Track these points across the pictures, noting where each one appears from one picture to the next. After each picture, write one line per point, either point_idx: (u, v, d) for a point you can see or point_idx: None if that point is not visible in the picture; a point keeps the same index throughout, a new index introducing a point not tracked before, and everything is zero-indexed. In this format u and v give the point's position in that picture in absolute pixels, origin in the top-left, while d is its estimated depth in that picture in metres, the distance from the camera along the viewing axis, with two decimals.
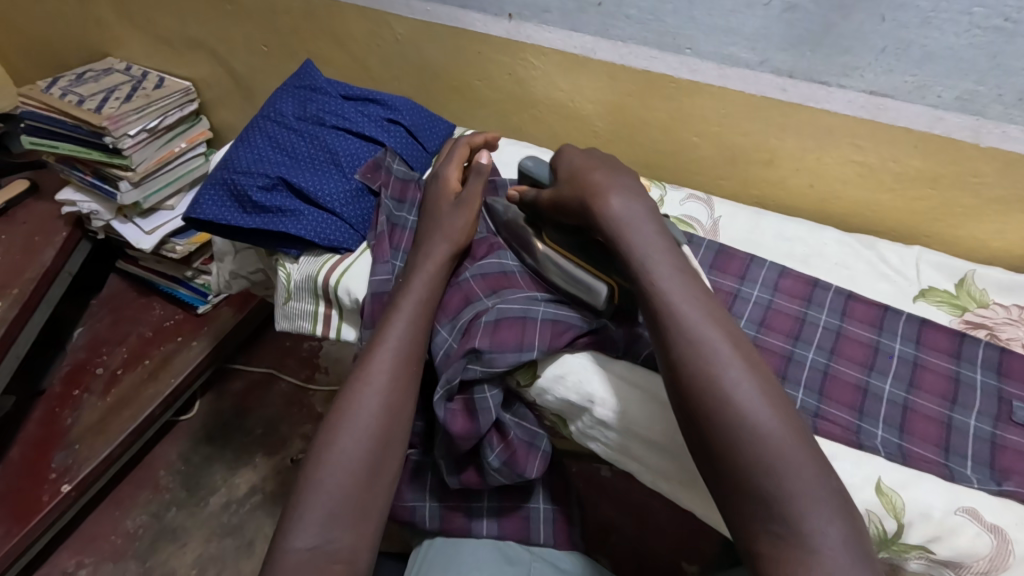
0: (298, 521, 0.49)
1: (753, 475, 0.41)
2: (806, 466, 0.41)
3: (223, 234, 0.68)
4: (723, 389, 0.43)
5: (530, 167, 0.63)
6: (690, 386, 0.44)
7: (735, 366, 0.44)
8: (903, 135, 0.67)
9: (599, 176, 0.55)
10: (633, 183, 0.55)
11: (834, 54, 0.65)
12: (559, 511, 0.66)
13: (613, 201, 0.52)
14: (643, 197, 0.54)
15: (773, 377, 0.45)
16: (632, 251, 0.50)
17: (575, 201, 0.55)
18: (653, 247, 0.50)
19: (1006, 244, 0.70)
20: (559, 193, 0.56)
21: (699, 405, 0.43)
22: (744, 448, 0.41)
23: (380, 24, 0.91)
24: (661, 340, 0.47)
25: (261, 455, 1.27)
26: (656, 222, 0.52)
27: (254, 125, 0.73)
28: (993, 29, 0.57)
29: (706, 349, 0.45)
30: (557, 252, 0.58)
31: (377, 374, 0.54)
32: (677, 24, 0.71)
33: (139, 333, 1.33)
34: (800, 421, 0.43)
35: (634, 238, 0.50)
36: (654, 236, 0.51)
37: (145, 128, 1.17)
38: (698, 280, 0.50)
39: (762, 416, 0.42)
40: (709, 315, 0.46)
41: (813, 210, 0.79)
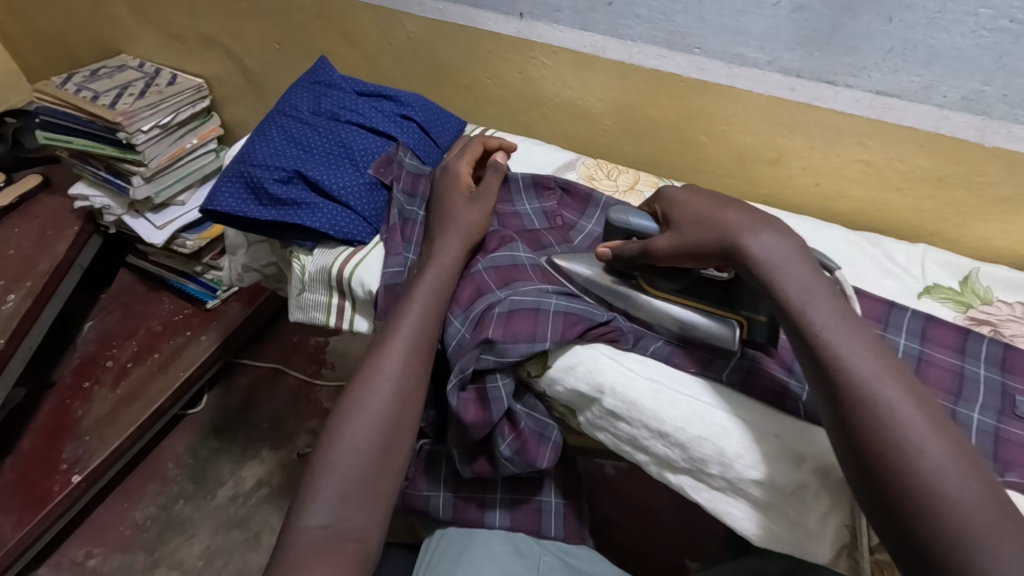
0: (311, 500, 0.50)
1: (941, 547, 0.37)
2: (1009, 541, 0.37)
3: (239, 226, 0.69)
4: (904, 448, 0.40)
5: (623, 220, 0.60)
6: (864, 444, 0.41)
7: (918, 423, 0.41)
8: (909, 135, 0.68)
9: (735, 217, 0.53)
10: (773, 220, 0.53)
11: (840, 55, 0.66)
12: (569, 505, 0.67)
13: (761, 242, 0.51)
14: (789, 235, 0.52)
15: (961, 439, 0.41)
16: (788, 295, 0.48)
17: (714, 242, 0.53)
18: (813, 294, 0.47)
19: (1011, 243, 0.71)
20: (687, 236, 0.54)
21: (876, 463, 0.41)
22: (931, 516, 0.38)
23: (393, 22, 0.92)
24: (828, 392, 0.44)
25: (268, 449, 1.28)
26: (811, 265, 0.50)
27: (270, 120, 0.74)
28: (999, 30, 0.58)
29: (881, 406, 0.42)
30: (669, 299, 0.57)
31: (390, 359, 0.56)
32: (686, 23, 0.72)
33: (149, 327, 1.35)
34: (996, 487, 0.39)
35: (789, 285, 0.48)
36: (810, 279, 0.48)
37: (158, 124, 1.19)
38: (866, 328, 0.47)
39: (949, 480, 0.39)
40: (885, 368, 0.43)
41: (819, 208, 0.79)
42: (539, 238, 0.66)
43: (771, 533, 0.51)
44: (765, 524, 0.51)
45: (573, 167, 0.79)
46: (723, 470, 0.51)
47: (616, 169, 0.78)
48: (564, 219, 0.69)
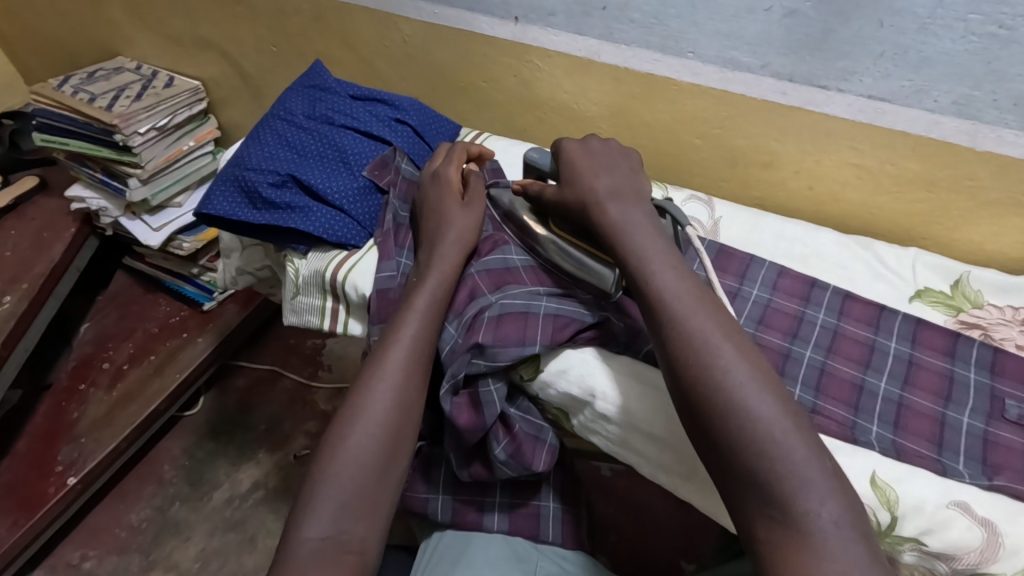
0: (310, 511, 0.50)
1: (746, 460, 0.41)
2: (802, 446, 0.41)
3: (234, 230, 0.69)
4: (714, 374, 0.44)
5: (534, 159, 0.65)
6: (683, 375, 0.45)
7: (728, 352, 0.45)
8: (901, 139, 0.69)
9: (602, 182, 0.57)
10: (629, 182, 0.58)
11: (833, 59, 0.66)
12: (568, 510, 0.67)
13: (611, 208, 0.55)
14: (642, 203, 0.56)
15: (766, 363, 0.46)
16: (628, 247, 0.52)
17: (578, 204, 0.57)
18: (647, 244, 0.52)
19: (1002, 247, 0.72)
20: (562, 196, 0.59)
21: (695, 391, 0.44)
22: (738, 432, 0.42)
23: (389, 26, 0.93)
24: (657, 332, 0.48)
25: (264, 451, 1.28)
26: (651, 221, 0.55)
27: (264, 123, 0.75)
28: (988, 35, 0.59)
29: (697, 339, 0.46)
30: (563, 237, 0.60)
31: (392, 369, 0.55)
32: (679, 28, 0.72)
33: (146, 329, 1.35)
34: (793, 402, 0.44)
35: (632, 237, 0.53)
36: (650, 236, 0.53)
37: (154, 127, 1.19)
38: (693, 274, 0.51)
39: (753, 398, 0.43)
40: (700, 307, 0.48)
41: (813, 211, 0.80)
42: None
43: None
44: None
45: None
46: None
47: None
48: None
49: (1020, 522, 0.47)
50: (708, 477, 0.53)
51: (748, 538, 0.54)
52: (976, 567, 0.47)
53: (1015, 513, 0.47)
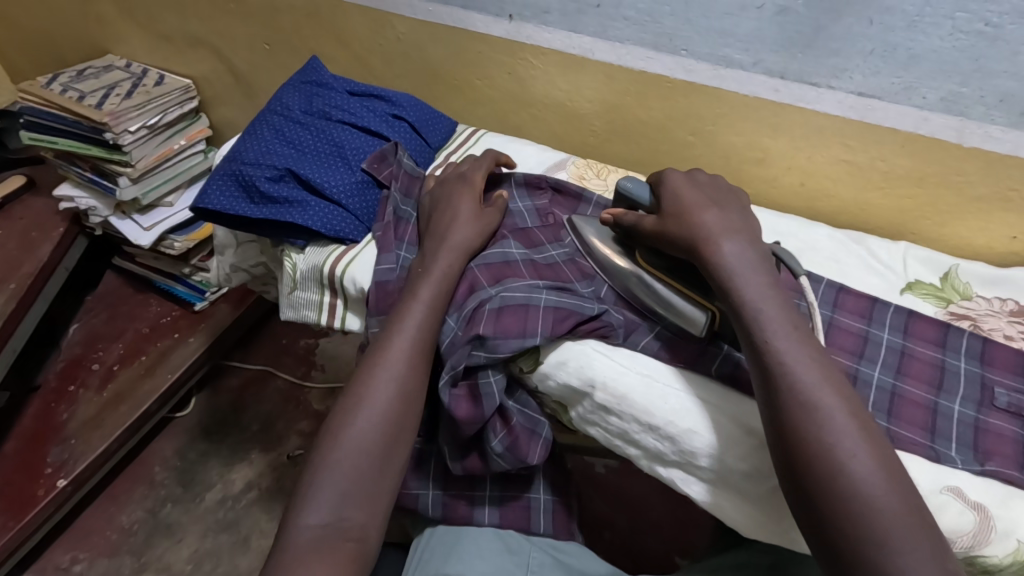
0: (310, 499, 0.51)
1: (858, 546, 0.42)
2: (919, 543, 0.41)
3: (230, 225, 0.69)
4: (836, 454, 0.44)
5: (632, 190, 0.63)
6: (801, 449, 0.45)
7: (851, 432, 0.45)
8: (890, 136, 0.70)
9: (711, 219, 0.56)
10: (743, 227, 0.57)
11: (823, 56, 0.68)
12: (558, 502, 0.67)
13: (725, 249, 0.54)
14: (754, 247, 0.55)
15: (888, 447, 0.45)
16: (743, 300, 0.51)
17: (682, 237, 0.56)
18: (767, 301, 0.51)
19: (988, 242, 0.73)
20: (664, 226, 0.57)
21: (812, 468, 0.44)
22: (854, 518, 0.42)
23: (383, 24, 0.93)
24: (772, 396, 0.48)
25: (257, 451, 1.27)
26: (768, 273, 0.53)
27: (261, 118, 0.75)
28: (974, 32, 0.60)
29: (821, 414, 0.46)
30: (653, 275, 0.59)
31: (394, 359, 0.55)
32: (673, 25, 0.73)
33: (136, 329, 1.33)
34: (912, 491, 0.44)
35: (748, 289, 0.52)
36: (766, 288, 0.52)
37: (145, 125, 1.18)
38: (812, 338, 0.50)
39: (874, 485, 0.43)
40: (825, 378, 0.47)
41: (803, 207, 0.81)
42: (530, 235, 0.66)
43: (748, 519, 0.53)
44: (753, 515, 0.53)
45: (563, 166, 0.80)
46: (711, 462, 0.53)
47: (606, 169, 0.79)
48: (555, 217, 0.70)
49: (1013, 506, 0.48)
50: (707, 467, 0.53)
51: (745, 531, 0.54)
52: (969, 550, 0.48)
53: (1007, 498, 0.48)
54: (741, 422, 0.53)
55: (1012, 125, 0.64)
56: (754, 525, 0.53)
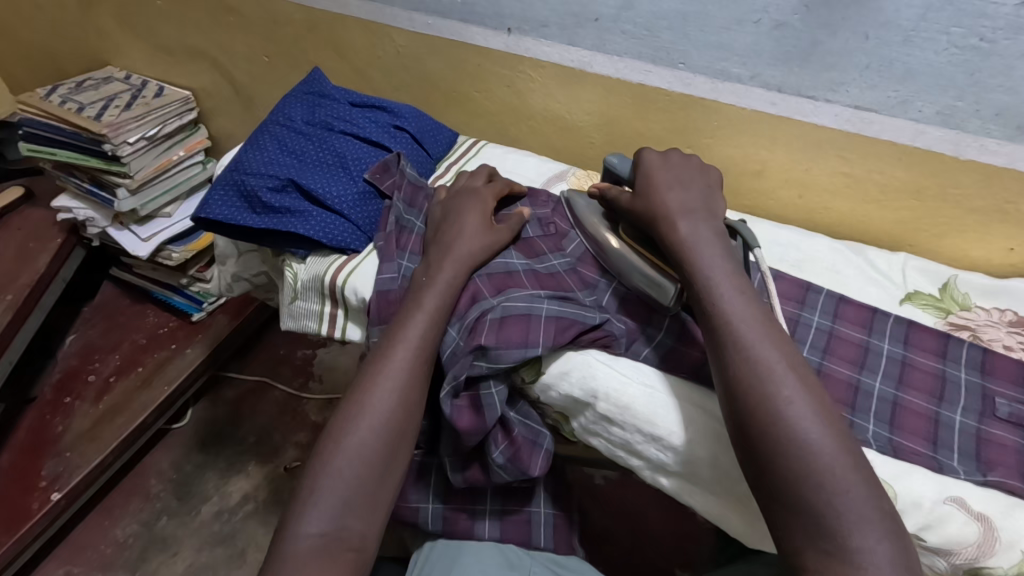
0: (309, 508, 0.50)
1: (799, 494, 0.43)
2: (856, 483, 0.43)
3: (232, 235, 0.69)
4: (776, 404, 0.45)
5: (615, 163, 0.65)
6: (743, 400, 0.46)
7: (790, 381, 0.46)
8: (888, 148, 0.71)
9: (670, 195, 0.58)
10: (702, 201, 0.59)
11: (820, 71, 0.68)
12: (559, 515, 0.67)
13: (680, 223, 0.56)
14: (711, 220, 0.57)
15: (827, 397, 0.47)
16: (694, 267, 0.53)
17: (646, 216, 0.58)
18: (715, 266, 0.53)
19: (985, 254, 0.74)
20: (632, 206, 0.60)
21: (754, 417, 0.46)
22: (793, 463, 0.44)
23: (383, 36, 0.93)
24: (720, 358, 0.49)
25: (254, 463, 1.26)
26: (720, 241, 0.55)
27: (263, 129, 0.75)
28: (969, 47, 0.61)
29: (764, 371, 0.47)
30: (630, 245, 0.61)
31: (396, 367, 0.55)
32: (672, 39, 0.74)
33: (133, 340, 1.33)
34: (849, 437, 0.45)
35: (700, 257, 0.54)
36: (717, 256, 0.54)
37: (144, 136, 1.19)
38: (758, 299, 0.52)
39: (811, 430, 0.44)
40: (766, 333, 0.49)
41: (802, 219, 0.82)
42: (532, 245, 0.67)
43: (747, 525, 0.54)
44: (753, 522, 0.53)
45: (563, 177, 0.80)
46: (714, 472, 0.53)
47: None
48: (557, 225, 0.69)
49: (1016, 516, 0.48)
50: (709, 477, 0.53)
51: (745, 538, 0.55)
52: (973, 562, 0.48)
53: (1010, 508, 0.48)
54: None
55: (1008, 138, 0.65)
56: (752, 532, 0.54)
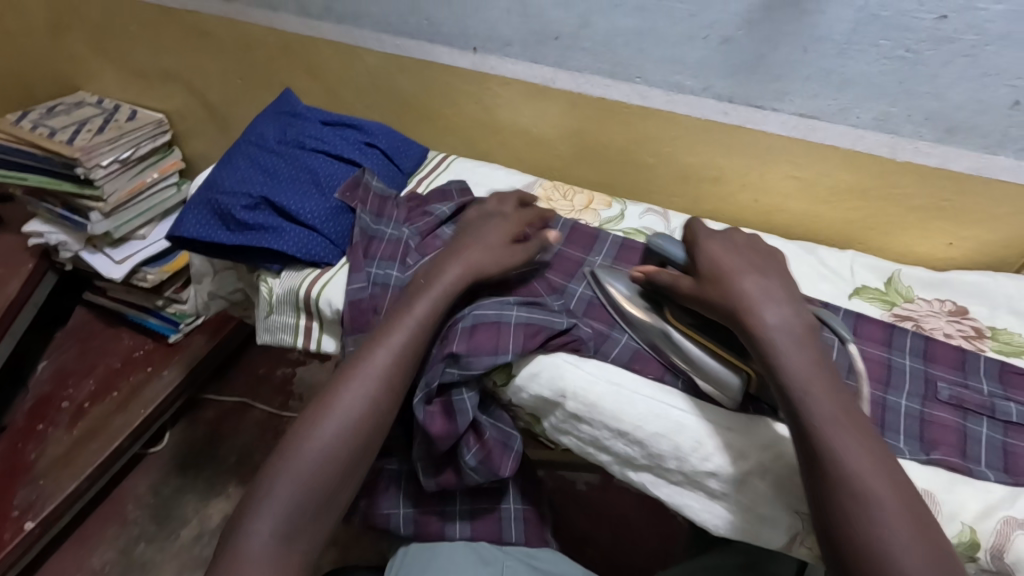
0: (267, 502, 0.52)
1: None
2: None
3: (207, 252, 0.71)
4: (872, 524, 0.44)
5: (666, 248, 0.63)
6: (836, 519, 0.45)
7: (887, 500, 0.44)
8: (832, 153, 0.75)
9: (750, 287, 0.55)
10: (784, 291, 0.56)
11: (766, 82, 0.73)
12: (529, 510, 0.69)
13: (768, 317, 0.53)
14: (800, 313, 0.54)
15: (925, 516, 0.45)
16: (785, 368, 0.50)
17: (723, 305, 0.55)
18: (806, 366, 0.50)
19: (928, 249, 0.79)
20: (703, 292, 0.56)
21: (848, 537, 0.44)
22: None
23: (353, 57, 0.96)
24: (811, 467, 0.47)
25: (234, 484, 1.25)
26: (810, 337, 0.53)
27: (236, 149, 0.77)
28: (897, 58, 0.65)
29: (860, 488, 0.45)
30: (686, 333, 0.58)
31: (368, 372, 0.56)
32: (628, 54, 0.78)
33: (108, 364, 1.32)
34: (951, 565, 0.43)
35: (789, 357, 0.51)
36: (806, 354, 0.51)
37: (117, 159, 1.19)
38: (851, 401, 0.50)
39: (910, 557, 0.42)
40: (859, 443, 0.47)
41: (759, 222, 0.86)
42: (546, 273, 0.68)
43: (705, 508, 0.56)
44: (709, 507, 0.56)
45: (531, 188, 0.83)
46: (675, 458, 0.56)
47: (571, 190, 0.83)
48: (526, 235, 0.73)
49: (955, 491, 0.51)
50: (671, 466, 0.56)
51: (713, 523, 0.56)
52: None
53: (950, 483, 0.52)
54: (693, 422, 0.56)
55: (939, 140, 0.70)
56: (713, 522, 0.56)
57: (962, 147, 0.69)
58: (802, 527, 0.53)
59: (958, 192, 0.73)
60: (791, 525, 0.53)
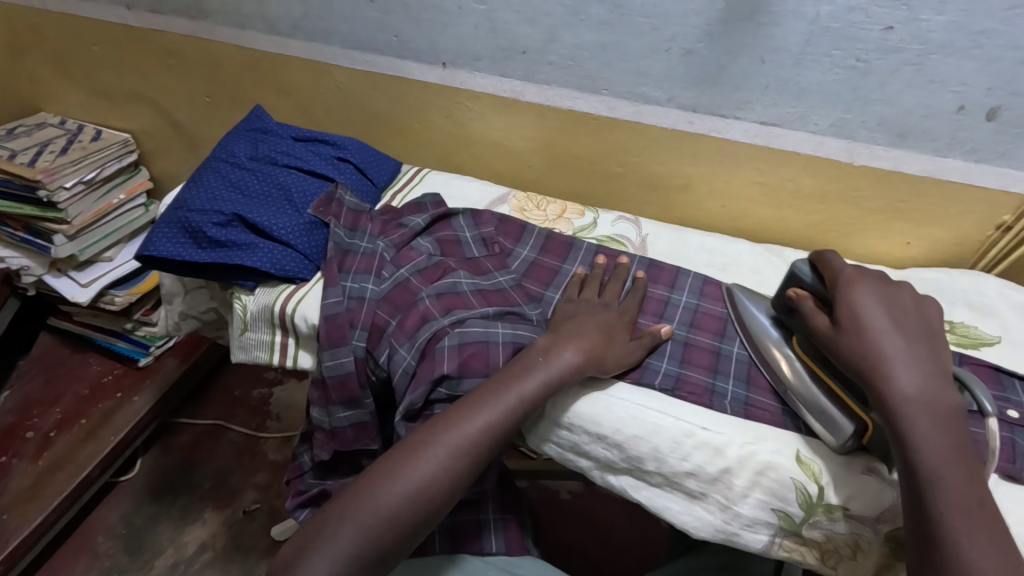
0: (330, 541, 0.48)
1: None
2: None
3: (177, 270, 0.69)
4: None
5: (804, 271, 0.60)
6: None
7: None
8: (794, 158, 0.78)
9: (890, 342, 0.51)
10: (926, 353, 0.52)
11: (729, 91, 0.75)
12: (510, 520, 0.68)
13: (899, 378, 0.49)
14: (938, 380, 0.50)
15: None
16: (907, 436, 0.47)
17: (855, 358, 0.52)
18: (932, 437, 0.46)
19: (886, 247, 0.82)
20: (836, 341, 0.53)
21: None
22: None
23: (322, 73, 0.96)
24: (920, 544, 0.44)
25: (211, 510, 1.21)
26: (945, 405, 0.48)
27: (206, 166, 0.76)
28: (849, 67, 0.69)
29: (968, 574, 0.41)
30: (807, 365, 0.57)
31: (459, 432, 0.52)
32: (595, 67, 0.80)
33: (75, 391, 1.27)
34: None
35: (914, 425, 0.47)
36: (935, 423, 0.47)
37: (82, 180, 1.16)
38: (983, 485, 0.45)
39: None
40: (978, 528, 0.43)
41: (726, 226, 0.88)
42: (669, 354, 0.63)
43: (685, 509, 0.57)
44: (695, 509, 0.56)
45: (506, 200, 0.84)
46: (655, 460, 0.56)
47: (544, 201, 0.85)
48: (500, 246, 0.74)
49: None
50: (652, 469, 0.57)
51: (690, 526, 0.56)
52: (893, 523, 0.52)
53: None
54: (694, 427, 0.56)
55: (893, 144, 0.73)
56: (692, 523, 0.56)
57: (914, 150, 0.72)
58: (776, 521, 0.54)
59: (913, 193, 0.76)
60: (767, 522, 0.54)
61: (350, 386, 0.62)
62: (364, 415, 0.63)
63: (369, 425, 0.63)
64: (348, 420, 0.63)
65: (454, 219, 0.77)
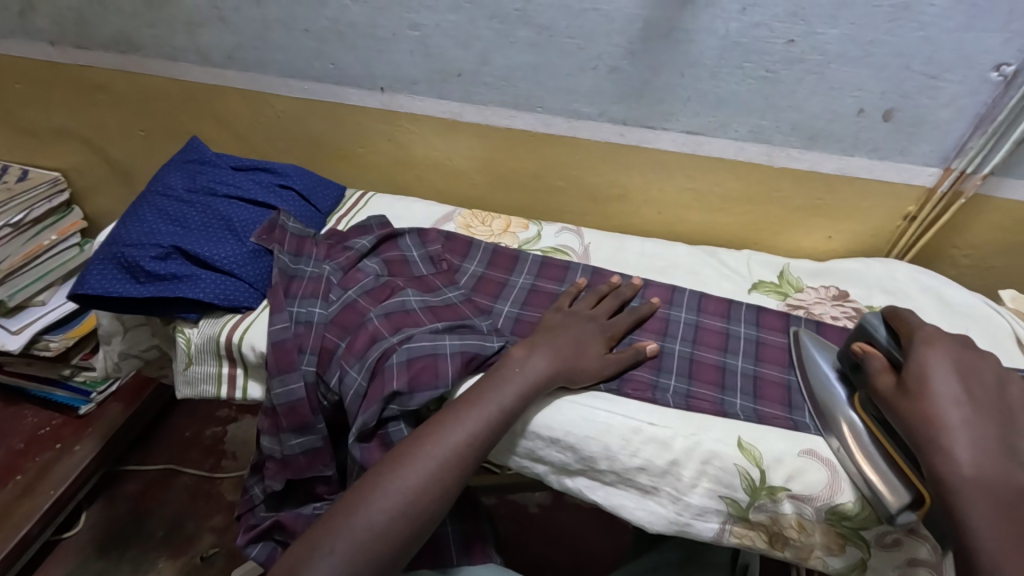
0: (324, 559, 0.47)
1: None
2: None
3: (117, 308, 0.68)
4: None
5: (875, 327, 0.60)
6: None
7: None
8: (719, 164, 0.83)
9: (956, 418, 0.49)
10: (998, 432, 0.49)
11: (655, 104, 0.80)
12: (472, 533, 0.66)
13: (961, 458, 0.47)
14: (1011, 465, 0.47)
15: None
16: (964, 520, 0.45)
17: (914, 429, 0.50)
18: (994, 525, 0.44)
19: (813, 242, 0.88)
20: (895, 405, 0.52)
21: None
22: None
23: (261, 103, 0.96)
24: None
25: (165, 559, 1.15)
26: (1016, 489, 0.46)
27: (142, 200, 0.75)
28: (759, 78, 0.74)
29: None
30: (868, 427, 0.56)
31: (442, 446, 0.53)
32: (527, 87, 0.83)
33: (8, 446, 1.19)
34: None
35: (970, 508, 0.45)
36: (997, 509, 0.45)
37: (9, 223, 1.11)
38: None
39: None
40: None
41: (665, 231, 0.93)
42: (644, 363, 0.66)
43: (638, 502, 0.59)
44: (650, 505, 0.58)
45: (451, 217, 0.86)
46: (607, 459, 0.58)
47: (488, 216, 0.86)
48: (448, 262, 0.76)
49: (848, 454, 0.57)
50: (607, 467, 0.58)
51: (646, 521, 0.58)
52: (831, 501, 0.54)
53: None
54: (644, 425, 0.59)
55: (806, 147, 0.79)
56: (648, 517, 0.58)
57: (824, 151, 0.79)
58: (725, 508, 0.57)
59: (829, 191, 0.82)
60: (716, 509, 0.57)
61: (300, 412, 0.61)
62: (316, 440, 0.62)
63: (323, 450, 0.63)
64: (300, 447, 0.62)
65: (401, 239, 0.78)
